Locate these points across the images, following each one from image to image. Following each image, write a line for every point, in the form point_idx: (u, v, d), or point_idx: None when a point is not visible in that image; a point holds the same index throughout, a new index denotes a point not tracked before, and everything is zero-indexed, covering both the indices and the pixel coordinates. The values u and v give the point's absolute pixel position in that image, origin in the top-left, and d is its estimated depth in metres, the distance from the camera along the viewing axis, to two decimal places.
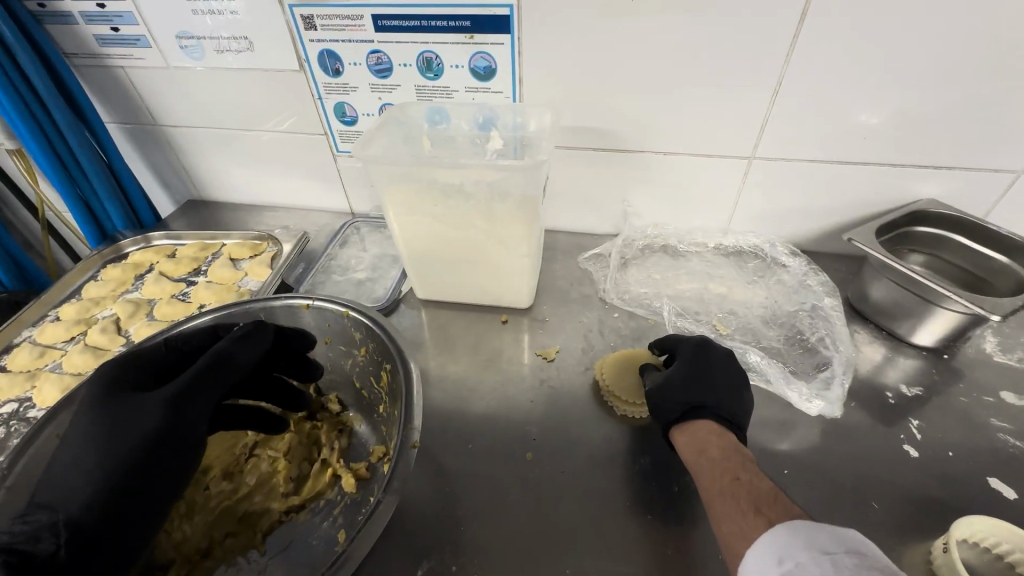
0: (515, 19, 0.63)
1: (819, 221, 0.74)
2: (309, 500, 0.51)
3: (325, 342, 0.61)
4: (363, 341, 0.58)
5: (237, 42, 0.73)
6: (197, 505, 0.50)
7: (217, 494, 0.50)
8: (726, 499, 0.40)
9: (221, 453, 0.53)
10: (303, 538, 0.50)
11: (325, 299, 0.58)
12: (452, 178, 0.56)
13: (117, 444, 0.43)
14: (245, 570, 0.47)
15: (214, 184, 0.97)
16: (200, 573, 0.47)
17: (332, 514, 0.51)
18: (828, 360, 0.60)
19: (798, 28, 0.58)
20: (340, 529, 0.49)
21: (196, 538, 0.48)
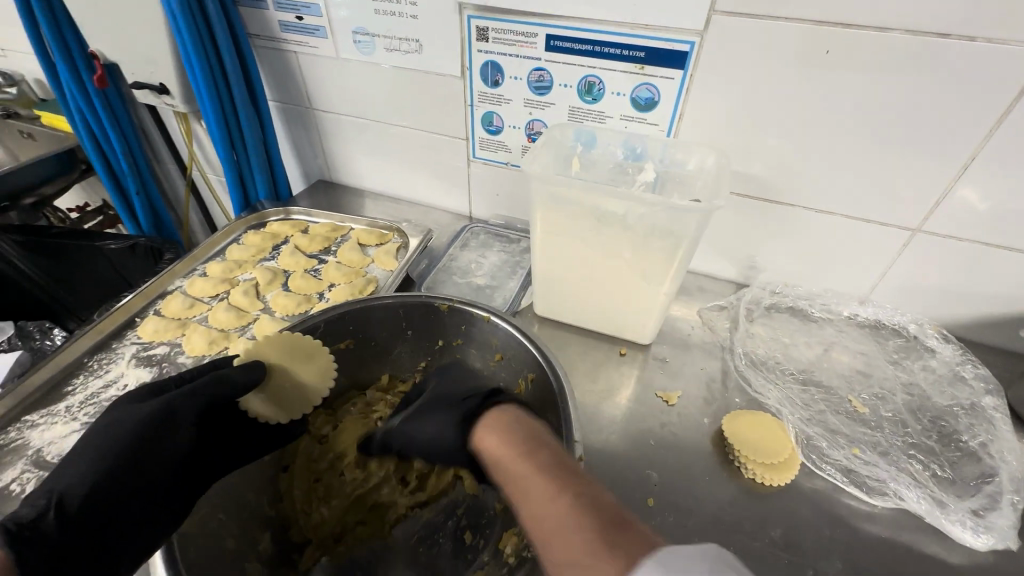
0: (692, 56, 0.62)
1: (981, 308, 0.68)
2: (433, 499, 0.56)
3: (456, 343, 0.63)
4: (500, 348, 0.60)
5: (408, 44, 0.77)
6: (333, 491, 0.56)
7: (351, 481, 0.56)
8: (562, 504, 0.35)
9: (352, 441, 0.59)
10: (428, 534, 0.54)
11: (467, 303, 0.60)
12: (616, 208, 0.56)
13: (100, 444, 0.44)
14: (376, 557, 0.54)
15: (346, 170, 1.02)
16: (336, 556, 0.54)
17: (455, 513, 0.55)
18: (992, 471, 0.54)
19: (1012, 104, 0.54)
20: (464, 532, 0.53)
21: (332, 522, 0.55)
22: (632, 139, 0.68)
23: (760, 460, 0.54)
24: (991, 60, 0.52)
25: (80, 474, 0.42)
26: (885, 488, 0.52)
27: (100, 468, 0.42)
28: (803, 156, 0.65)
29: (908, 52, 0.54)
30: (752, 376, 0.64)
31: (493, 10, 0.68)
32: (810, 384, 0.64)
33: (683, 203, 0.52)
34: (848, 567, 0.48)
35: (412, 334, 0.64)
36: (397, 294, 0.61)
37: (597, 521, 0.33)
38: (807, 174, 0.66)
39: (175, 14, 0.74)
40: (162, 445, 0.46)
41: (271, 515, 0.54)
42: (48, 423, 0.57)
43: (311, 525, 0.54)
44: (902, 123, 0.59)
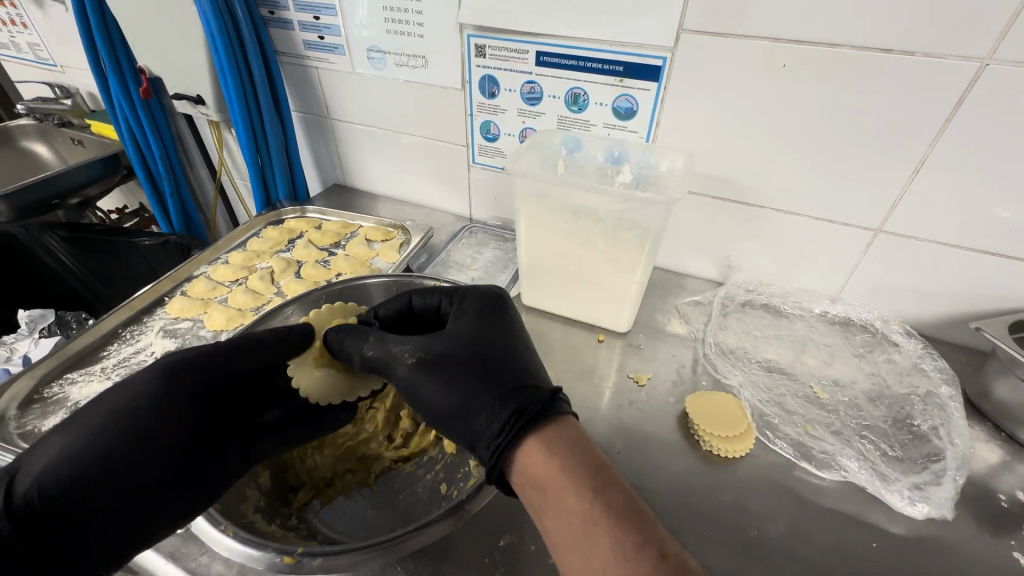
0: (666, 69, 0.69)
1: (943, 306, 0.71)
2: (415, 454, 0.60)
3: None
4: None
5: (416, 60, 0.86)
6: (327, 440, 0.59)
7: (343, 434, 0.60)
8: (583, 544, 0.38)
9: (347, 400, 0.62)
10: (407, 485, 0.58)
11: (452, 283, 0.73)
12: (590, 202, 0.63)
13: (96, 436, 0.44)
14: (359, 501, 0.57)
15: (359, 175, 1.11)
16: (325, 497, 0.57)
17: (434, 468, 0.59)
18: (939, 451, 0.57)
19: (954, 111, 0.59)
20: (441, 483, 0.57)
21: (324, 467, 0.58)
22: (615, 144, 0.75)
23: (719, 433, 0.58)
24: (930, 72, 0.57)
25: (76, 461, 0.43)
26: (832, 461, 0.57)
27: (93, 455, 0.43)
28: (770, 160, 0.71)
29: (857, 65, 0.60)
30: (720, 362, 0.69)
31: (490, 29, 0.77)
32: (774, 372, 0.68)
33: (647, 196, 0.58)
34: (794, 530, 0.52)
35: None
36: (382, 276, 0.75)
37: None
38: (774, 177, 0.72)
39: (213, 34, 0.84)
40: (172, 443, 0.47)
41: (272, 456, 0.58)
42: (85, 380, 0.65)
43: (305, 470, 0.58)
44: (856, 131, 0.64)
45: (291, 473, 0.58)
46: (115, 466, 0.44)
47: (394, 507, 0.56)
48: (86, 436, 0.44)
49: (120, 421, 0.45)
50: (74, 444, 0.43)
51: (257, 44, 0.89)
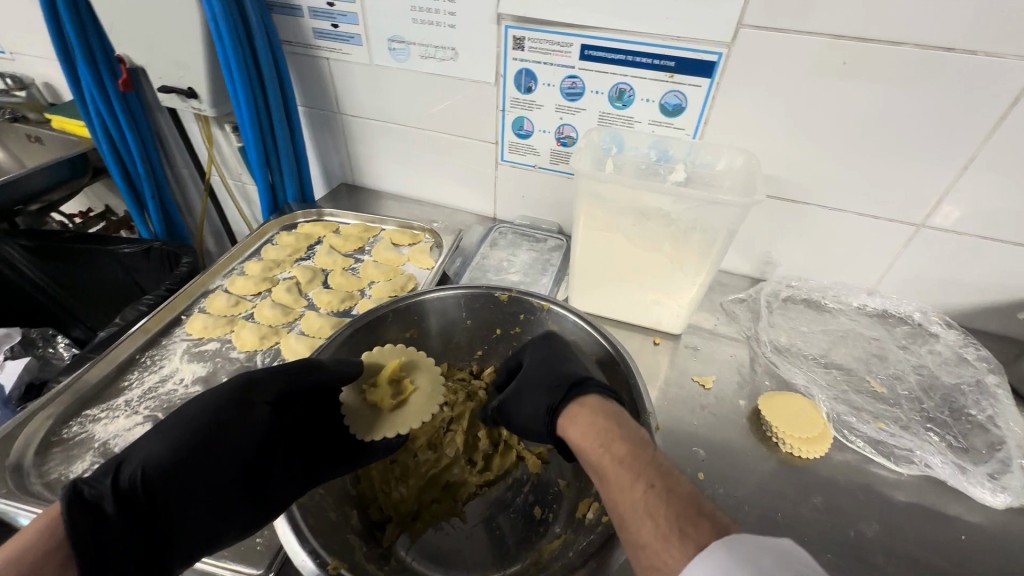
0: (720, 65, 0.68)
1: (978, 297, 0.75)
2: (499, 477, 0.60)
3: (498, 332, 0.69)
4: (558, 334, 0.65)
5: (443, 52, 0.80)
6: (410, 470, 0.58)
7: (425, 461, 0.59)
8: (635, 510, 0.38)
9: (425, 425, 0.60)
10: (498, 510, 0.58)
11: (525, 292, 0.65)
12: (661, 203, 0.60)
13: (177, 430, 0.46)
14: (453, 533, 0.56)
15: (371, 173, 1.04)
16: (416, 532, 0.55)
17: (523, 490, 0.60)
18: (1001, 439, 0.59)
19: (1008, 109, 0.60)
20: (535, 507, 0.58)
21: (411, 499, 0.56)
22: (663, 143, 0.74)
23: (800, 434, 0.58)
24: (990, 71, 0.58)
25: (156, 452, 0.44)
26: (912, 455, 0.58)
27: (173, 451, 0.44)
28: (819, 158, 0.71)
29: (917, 64, 0.60)
30: (780, 361, 0.69)
31: (531, 20, 0.73)
32: (832, 369, 0.69)
33: (723, 198, 0.56)
34: (886, 528, 0.53)
35: (472, 323, 0.68)
36: (458, 287, 0.66)
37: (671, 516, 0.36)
38: (824, 175, 0.72)
39: (217, 20, 0.76)
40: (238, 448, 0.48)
41: (353, 494, 0.56)
42: (109, 415, 0.59)
43: (391, 504, 0.55)
44: (912, 128, 0.65)
45: (373, 512, 0.56)
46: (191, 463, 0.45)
47: (493, 535, 0.56)
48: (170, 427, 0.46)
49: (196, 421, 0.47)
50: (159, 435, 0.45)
51: (266, 39, 0.82)
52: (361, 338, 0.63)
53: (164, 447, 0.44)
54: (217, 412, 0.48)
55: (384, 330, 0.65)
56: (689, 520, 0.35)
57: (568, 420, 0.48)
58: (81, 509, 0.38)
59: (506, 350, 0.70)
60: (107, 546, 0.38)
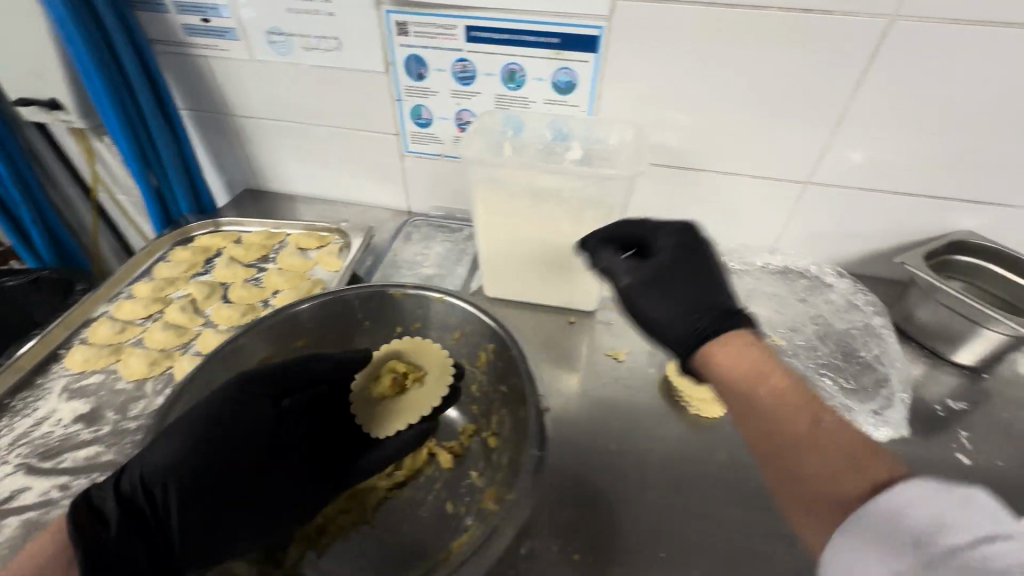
0: (602, 39, 0.68)
1: (863, 246, 0.80)
2: (409, 477, 0.61)
3: (400, 330, 0.69)
4: (458, 325, 0.66)
5: (327, 42, 0.76)
6: None
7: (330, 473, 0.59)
8: (810, 451, 0.40)
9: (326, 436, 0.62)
10: (409, 514, 0.59)
11: (419, 287, 0.65)
12: (549, 182, 0.61)
13: (196, 425, 0.49)
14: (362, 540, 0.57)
15: (274, 176, 0.99)
16: (322, 548, 0.55)
17: (434, 487, 0.61)
18: (885, 377, 0.64)
19: (867, 66, 0.63)
20: (447, 501, 0.59)
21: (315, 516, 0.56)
22: (561, 123, 0.74)
23: (705, 397, 0.60)
24: (846, 30, 0.61)
25: (170, 452, 0.47)
26: None
27: (174, 459, 0.47)
28: (710, 126, 0.72)
29: (780, 26, 0.62)
30: None
31: (411, 4, 0.70)
32: None
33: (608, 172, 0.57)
34: None
35: (370, 324, 0.68)
36: (354, 286, 0.65)
37: (845, 453, 0.39)
38: (715, 141, 0.74)
39: (66, 24, 0.69)
40: (242, 450, 0.50)
41: None
42: None
43: None
44: (787, 92, 0.67)
45: None
46: (201, 475, 0.47)
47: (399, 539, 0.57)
48: (176, 428, 0.49)
49: (215, 424, 0.49)
50: (184, 435, 0.48)
51: (127, 38, 0.75)
52: (250, 354, 0.62)
53: (167, 456, 0.47)
54: (231, 411, 0.51)
55: (274, 344, 0.64)
56: (866, 454, 0.39)
57: (716, 345, 0.50)
58: (87, 526, 0.43)
59: None
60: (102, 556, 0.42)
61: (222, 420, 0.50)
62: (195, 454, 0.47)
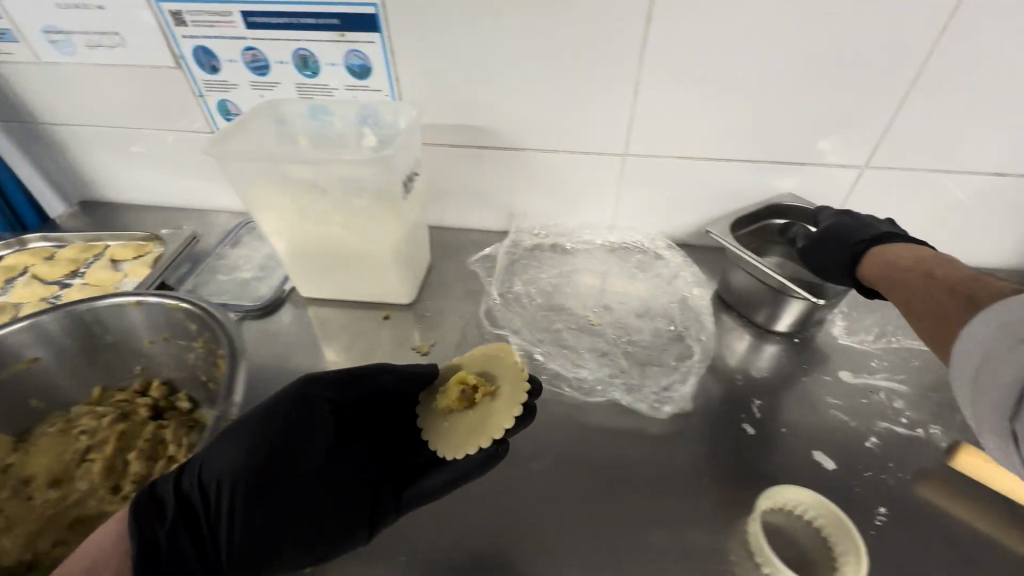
0: (381, 17, 0.64)
1: (695, 216, 0.79)
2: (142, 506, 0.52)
3: (151, 340, 0.62)
4: (200, 331, 0.59)
5: (109, 38, 0.71)
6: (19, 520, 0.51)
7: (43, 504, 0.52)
8: (925, 302, 0.45)
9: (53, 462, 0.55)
10: None
11: (154, 293, 0.59)
12: (303, 173, 0.55)
13: (263, 423, 0.47)
14: None
15: (108, 186, 0.94)
16: None
17: None
18: (689, 351, 0.63)
19: (647, 29, 0.61)
20: None
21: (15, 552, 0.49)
22: (371, 109, 0.69)
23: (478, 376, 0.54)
24: None
25: (226, 458, 0.45)
26: (599, 384, 0.59)
27: (233, 463, 0.45)
28: (515, 102, 0.69)
29: None
30: (499, 312, 0.69)
31: None
32: (554, 310, 0.69)
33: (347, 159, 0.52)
34: (555, 462, 0.54)
35: (113, 339, 0.62)
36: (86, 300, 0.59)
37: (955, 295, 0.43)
38: (525, 117, 0.71)
39: None
40: (295, 455, 0.47)
41: None
42: None
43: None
44: (579, 61, 0.65)
45: None
46: (273, 470, 0.46)
47: None
48: (234, 427, 0.47)
49: (272, 428, 0.47)
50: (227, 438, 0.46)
51: None
52: None
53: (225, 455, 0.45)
54: (290, 412, 0.48)
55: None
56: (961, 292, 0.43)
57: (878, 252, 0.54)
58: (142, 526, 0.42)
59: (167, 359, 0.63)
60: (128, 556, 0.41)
61: (294, 424, 0.48)
62: (254, 451, 0.46)
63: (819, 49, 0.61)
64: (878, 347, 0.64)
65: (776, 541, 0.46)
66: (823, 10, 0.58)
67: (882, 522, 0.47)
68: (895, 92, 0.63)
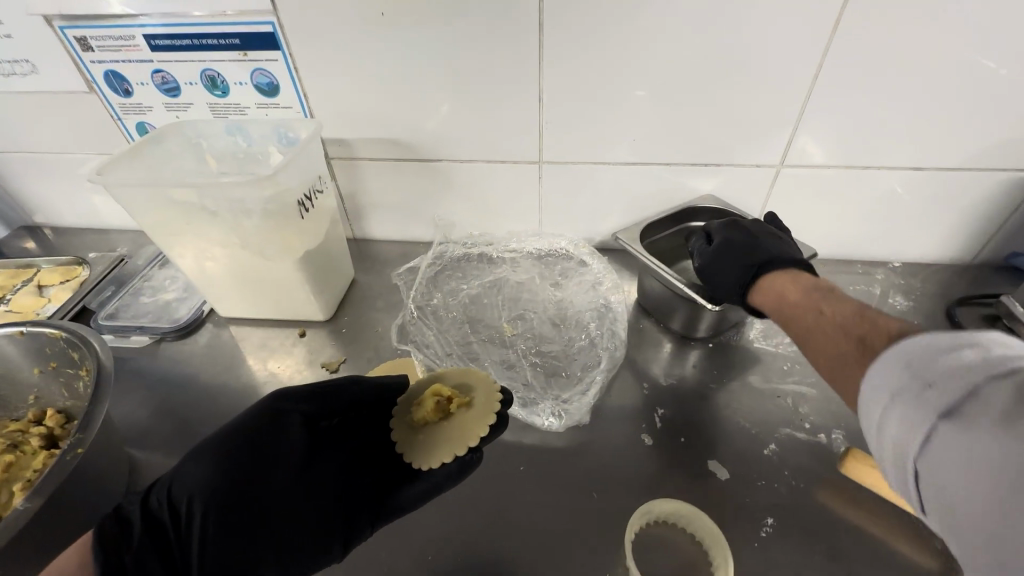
0: (280, 36, 0.64)
1: (619, 220, 0.79)
2: None
3: (36, 372, 0.57)
4: (80, 360, 0.54)
5: (21, 65, 0.72)
6: None
7: None
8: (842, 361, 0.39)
9: None
10: None
11: (35, 322, 0.54)
12: (191, 198, 0.55)
13: (238, 435, 0.45)
14: None
15: (46, 210, 0.94)
16: None
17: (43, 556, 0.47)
18: (596, 360, 0.63)
19: (543, 38, 0.61)
20: None
21: None
22: (282, 125, 0.68)
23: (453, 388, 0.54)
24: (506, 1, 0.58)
25: (202, 475, 0.42)
26: None
27: (213, 476, 0.42)
28: (425, 115, 0.69)
29: (441, 4, 0.59)
30: (411, 325, 0.69)
31: (79, 17, 0.65)
32: (471, 324, 0.70)
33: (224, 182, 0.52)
34: None
35: (1, 368, 0.57)
36: None
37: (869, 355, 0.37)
38: (437, 130, 0.71)
39: None
40: (275, 470, 0.45)
41: None
42: None
43: None
44: (482, 71, 0.64)
45: None
46: (252, 484, 0.43)
47: None
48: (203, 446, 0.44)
49: (251, 438, 0.45)
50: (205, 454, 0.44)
51: None
52: None
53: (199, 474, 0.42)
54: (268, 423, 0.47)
55: None
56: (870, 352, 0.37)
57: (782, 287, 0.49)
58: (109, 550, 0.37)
59: (58, 388, 0.58)
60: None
61: (267, 442, 0.46)
62: (229, 468, 0.43)
63: (717, 52, 0.60)
64: (792, 348, 0.64)
65: (655, 554, 0.46)
66: (714, 14, 0.57)
67: (767, 532, 0.47)
68: (797, 90, 0.63)
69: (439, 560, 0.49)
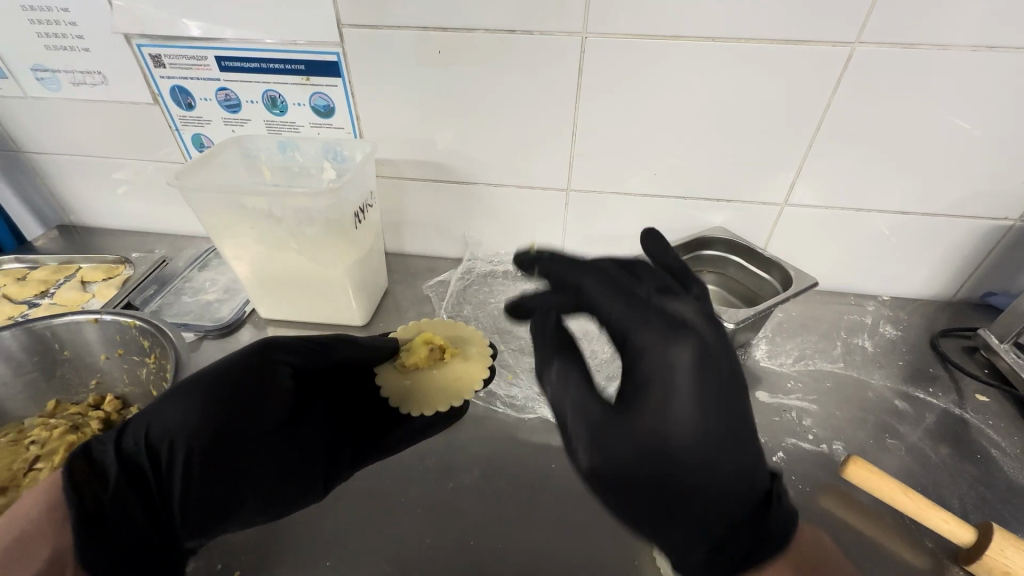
0: (343, 64, 0.71)
1: (635, 246, 0.86)
2: None
3: (104, 357, 0.64)
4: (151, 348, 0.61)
5: (92, 76, 0.77)
6: None
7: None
8: None
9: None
10: None
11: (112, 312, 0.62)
12: (260, 204, 0.60)
13: (222, 386, 0.50)
14: None
15: (86, 211, 0.98)
16: None
17: None
18: None
19: (580, 81, 0.69)
20: None
21: None
22: (335, 144, 0.74)
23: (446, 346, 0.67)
24: (549, 48, 0.66)
25: (182, 419, 0.48)
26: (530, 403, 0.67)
27: (190, 423, 0.48)
28: (467, 141, 0.76)
29: (493, 46, 0.66)
30: None
31: (157, 37, 0.71)
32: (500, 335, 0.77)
33: (296, 193, 0.57)
34: (483, 474, 0.61)
35: (69, 353, 0.64)
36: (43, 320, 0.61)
37: None
38: (477, 156, 0.77)
39: None
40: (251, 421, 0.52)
41: None
42: None
43: None
44: (522, 106, 0.72)
45: None
46: (229, 432, 0.50)
47: None
48: (188, 391, 0.49)
49: (235, 392, 0.51)
50: (186, 400, 0.49)
51: None
52: None
53: (180, 418, 0.48)
54: (251, 377, 0.52)
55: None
56: None
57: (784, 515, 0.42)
58: (84, 484, 0.43)
59: (121, 374, 0.65)
60: (94, 513, 0.42)
61: (249, 397, 0.52)
62: (205, 416, 0.49)
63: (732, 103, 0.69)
64: (794, 369, 0.72)
65: None
66: (731, 71, 0.66)
67: None
68: (800, 139, 0.71)
69: (478, 546, 0.54)
